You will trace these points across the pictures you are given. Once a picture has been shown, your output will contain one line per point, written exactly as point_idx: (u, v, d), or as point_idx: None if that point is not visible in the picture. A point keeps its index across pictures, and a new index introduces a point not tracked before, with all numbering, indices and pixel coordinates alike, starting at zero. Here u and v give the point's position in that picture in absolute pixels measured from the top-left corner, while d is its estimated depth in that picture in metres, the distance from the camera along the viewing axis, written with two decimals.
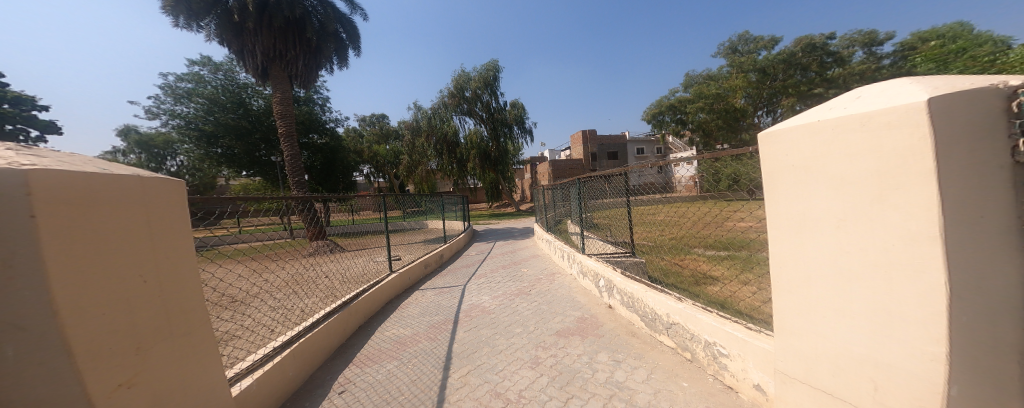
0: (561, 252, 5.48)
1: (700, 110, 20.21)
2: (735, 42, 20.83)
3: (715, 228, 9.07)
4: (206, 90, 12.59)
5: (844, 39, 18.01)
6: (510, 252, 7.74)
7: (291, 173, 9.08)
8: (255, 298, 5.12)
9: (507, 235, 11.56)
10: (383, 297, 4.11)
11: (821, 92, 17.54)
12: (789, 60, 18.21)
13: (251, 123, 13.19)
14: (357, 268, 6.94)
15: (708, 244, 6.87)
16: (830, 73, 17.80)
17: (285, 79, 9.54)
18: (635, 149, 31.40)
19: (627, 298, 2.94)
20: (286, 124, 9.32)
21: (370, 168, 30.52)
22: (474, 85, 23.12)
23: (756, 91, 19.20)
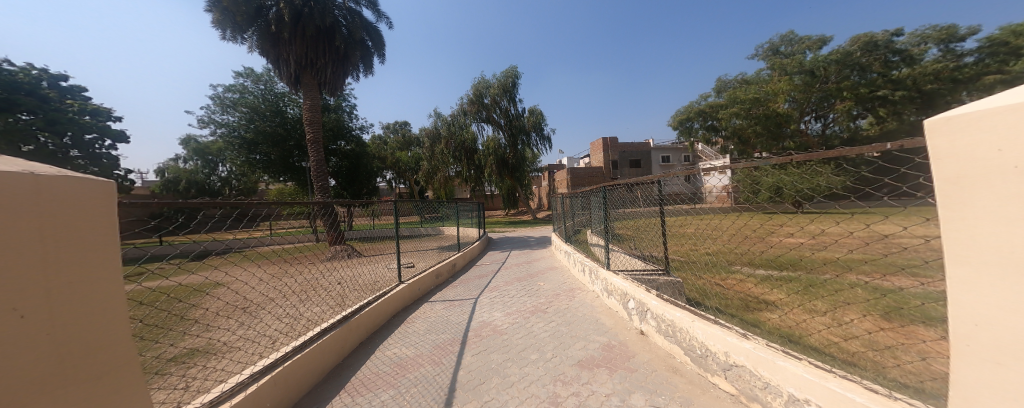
0: (580, 266, 5.02)
1: (735, 116, 19.15)
2: (777, 42, 19.73)
3: (752, 243, 8.30)
4: (250, 100, 13.06)
5: (915, 36, 16.74)
6: (527, 262, 7.33)
7: (315, 178, 9.15)
8: (267, 304, 5.02)
9: (524, 244, 11.19)
10: (389, 310, 3.84)
11: (887, 94, 16.33)
12: (848, 60, 16.90)
13: (288, 130, 13.66)
14: (371, 274, 6.81)
15: (746, 260, 6.20)
16: (894, 74, 16.65)
17: (315, 86, 9.69)
18: (660, 157, 30.27)
19: (664, 325, 2.43)
20: (314, 130, 9.44)
21: (393, 174, 31.11)
22: (494, 91, 23.21)
23: (804, 94, 17.97)
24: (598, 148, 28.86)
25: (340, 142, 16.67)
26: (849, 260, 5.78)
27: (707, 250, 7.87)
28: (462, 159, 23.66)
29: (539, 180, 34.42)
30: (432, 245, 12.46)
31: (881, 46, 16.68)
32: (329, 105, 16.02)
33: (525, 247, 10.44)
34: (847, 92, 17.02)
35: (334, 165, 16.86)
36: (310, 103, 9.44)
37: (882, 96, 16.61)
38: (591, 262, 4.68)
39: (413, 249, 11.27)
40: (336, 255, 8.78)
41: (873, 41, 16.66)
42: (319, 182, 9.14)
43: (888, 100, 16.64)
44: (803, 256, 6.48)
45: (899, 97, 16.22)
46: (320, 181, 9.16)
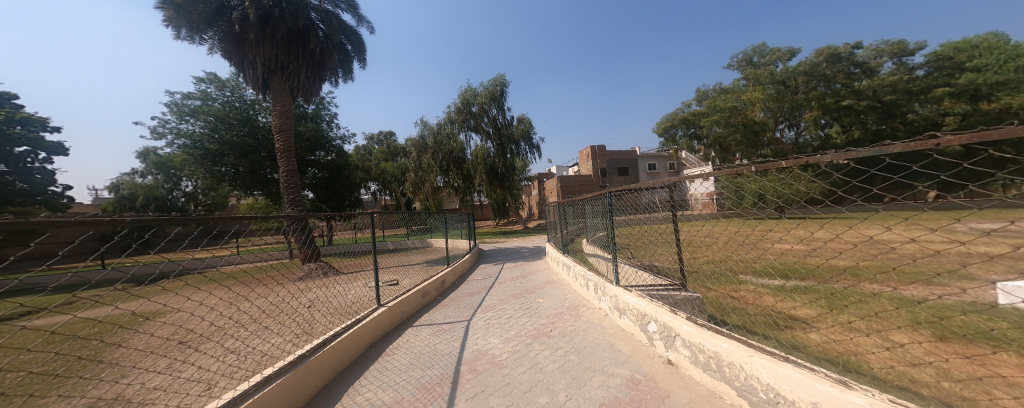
0: (583, 281, 4.57)
1: (715, 123, 19.59)
2: (750, 53, 20.55)
3: (748, 250, 8.13)
4: (211, 107, 12.16)
5: (872, 50, 17.50)
6: (521, 275, 6.83)
7: (286, 190, 8.40)
8: (221, 335, 4.36)
9: (517, 255, 10.66)
10: (365, 340, 3.28)
11: (850, 104, 16.62)
12: (809, 73, 17.58)
13: (258, 140, 12.79)
14: (349, 294, 6.17)
15: (751, 269, 5.93)
16: (857, 85, 17.18)
17: (286, 91, 8.98)
18: (646, 165, 30.67)
19: (704, 357, 1.98)
20: (285, 138, 8.71)
21: (376, 185, 30.12)
22: (480, 100, 22.94)
23: (778, 104, 18.38)
24: (587, 157, 28.96)
25: (319, 151, 15.82)
26: (855, 268, 5.58)
27: (706, 259, 7.63)
28: (451, 170, 23.10)
29: (527, 189, 34.13)
30: (418, 259, 11.75)
31: (843, 58, 17.20)
32: (306, 113, 15.23)
33: (517, 258, 9.94)
34: (818, 102, 17.27)
35: (312, 177, 15.94)
36: (281, 109, 8.73)
37: (847, 106, 16.94)
38: (594, 276, 4.27)
39: (399, 264, 10.54)
40: (310, 274, 7.99)
41: (833, 54, 17.14)
42: (291, 194, 8.41)
43: (853, 110, 16.96)
44: (804, 262, 6.29)
45: (863, 107, 16.55)
46: (292, 193, 8.44)
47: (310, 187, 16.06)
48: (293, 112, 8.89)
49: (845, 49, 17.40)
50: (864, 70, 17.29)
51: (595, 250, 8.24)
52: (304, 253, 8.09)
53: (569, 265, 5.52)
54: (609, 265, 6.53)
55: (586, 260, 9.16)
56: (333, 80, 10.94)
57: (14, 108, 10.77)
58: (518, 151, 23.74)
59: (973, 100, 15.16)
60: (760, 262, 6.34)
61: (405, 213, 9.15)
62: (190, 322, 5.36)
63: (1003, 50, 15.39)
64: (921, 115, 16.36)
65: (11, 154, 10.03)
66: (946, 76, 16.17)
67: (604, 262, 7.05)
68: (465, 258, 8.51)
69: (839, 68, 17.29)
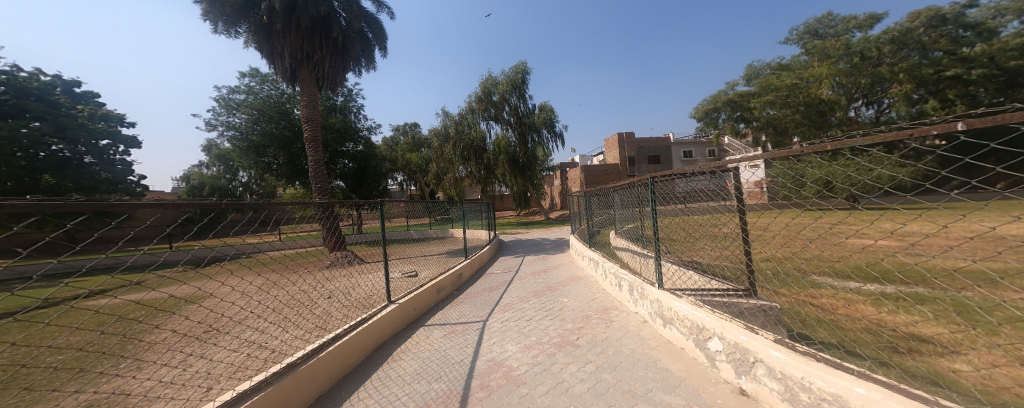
0: (614, 279, 3.96)
1: (770, 104, 17.44)
2: (815, 24, 17.90)
3: (813, 247, 6.99)
4: (255, 101, 12.72)
5: (987, 8, 14.55)
6: (543, 270, 6.31)
7: (313, 179, 8.48)
8: (242, 325, 4.30)
9: (539, 247, 10.18)
10: (370, 342, 2.95)
11: (959, 73, 14.04)
12: (906, 38, 14.89)
13: (296, 132, 13.27)
14: (368, 285, 6.06)
15: (820, 270, 4.99)
16: (961, 52, 14.43)
17: (313, 82, 9.04)
18: (682, 152, 28.64)
19: (809, 395, 1.33)
20: (312, 127, 8.76)
21: (403, 176, 30.86)
22: (502, 88, 22.40)
23: (853, 78, 15.88)
24: (612, 145, 26.81)
25: (350, 143, 16.22)
26: (971, 273, 4.46)
27: (753, 256, 6.68)
28: (470, 159, 22.86)
29: (553, 179, 33.20)
30: (442, 249, 11.65)
31: (947, 19, 14.57)
32: (336, 105, 15.59)
33: (540, 250, 9.47)
34: (909, 73, 14.70)
35: (343, 167, 16.45)
36: (308, 99, 8.78)
37: (955, 76, 14.32)
38: (629, 273, 3.68)
39: (421, 254, 10.49)
40: (336, 262, 8.06)
41: (938, 15, 14.59)
42: (318, 183, 8.50)
43: (965, 82, 14.35)
44: (888, 262, 5.22)
45: (976, 77, 13.94)
46: (317, 182, 8.49)
47: (341, 177, 16.59)
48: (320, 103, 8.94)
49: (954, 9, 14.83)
50: (986, 30, 14.49)
51: (626, 244, 7.50)
52: (331, 241, 8.13)
53: (597, 260, 4.94)
54: (645, 260, 5.83)
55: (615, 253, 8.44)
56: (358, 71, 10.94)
57: (96, 104, 11.76)
58: (540, 140, 23.14)
59: None
60: (833, 261, 5.31)
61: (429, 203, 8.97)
62: (218, 308, 5.44)
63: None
64: None
65: (94, 148, 11.02)
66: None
67: (639, 257, 6.34)
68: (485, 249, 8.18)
69: (947, 29, 14.69)
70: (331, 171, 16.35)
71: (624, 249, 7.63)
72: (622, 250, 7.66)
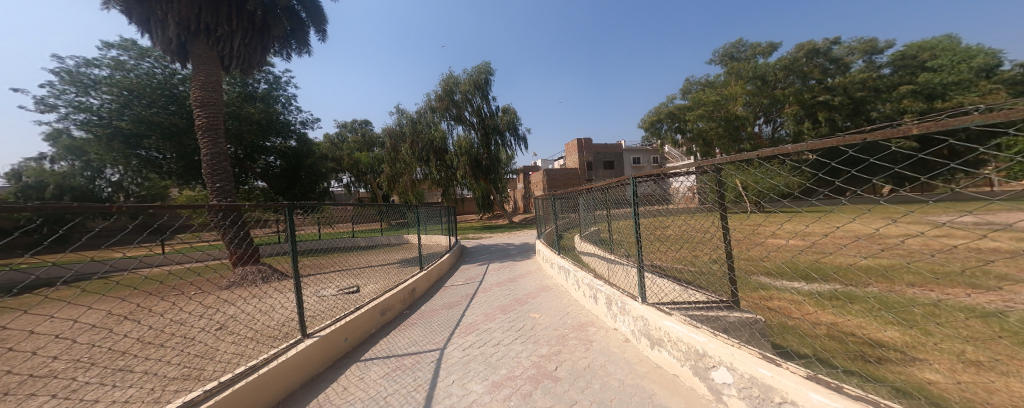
0: (590, 291, 3.67)
1: (700, 118, 19.60)
2: (730, 48, 20.65)
3: (748, 247, 7.71)
4: (126, 79, 10.08)
5: (846, 46, 18.31)
6: (509, 279, 5.89)
7: (208, 178, 6.83)
8: (62, 374, 3.10)
9: (503, 253, 9.71)
10: (265, 396, 2.22)
11: (827, 99, 17.28)
12: (793, 67, 18.10)
13: (191, 120, 10.88)
14: (288, 308, 4.92)
15: (760, 270, 5.40)
16: (827, 82, 17.83)
17: (215, 60, 7.32)
18: (631, 158, 30.66)
19: None
20: (205, 114, 6.99)
21: (351, 176, 28.16)
22: (464, 88, 21.53)
23: (759, 98, 18.66)
24: (572, 150, 28.40)
25: (275, 138, 13.74)
26: (875, 267, 5.19)
27: (703, 258, 7.09)
28: (430, 160, 21.70)
29: (511, 182, 33.16)
30: (399, 257, 10.51)
31: (820, 53, 17.98)
32: (255, 93, 12.90)
33: (502, 256, 9.00)
34: (798, 96, 17.67)
35: (265, 165, 14.00)
36: (203, 79, 7.05)
37: (825, 101, 17.70)
38: (605, 285, 3.45)
39: (366, 264, 9.22)
40: (249, 278, 6.59)
41: (813, 49, 17.93)
42: (216, 183, 6.84)
43: (830, 106, 17.75)
44: (807, 259, 5.89)
45: (839, 102, 17.28)
46: (213, 183, 6.83)
47: (262, 177, 14.07)
48: (221, 85, 7.27)
49: (825, 44, 18.29)
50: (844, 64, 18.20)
51: (596, 249, 7.49)
52: (239, 254, 6.59)
53: (567, 270, 4.66)
54: (609, 266, 5.77)
55: (581, 258, 8.39)
56: (280, 54, 9.30)
57: None
58: (503, 143, 22.64)
59: (930, 99, 16.16)
60: (775, 262, 5.80)
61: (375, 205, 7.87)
62: (57, 341, 4.06)
63: (959, 51, 16.83)
64: (883, 113, 17.22)
65: None
66: (910, 74, 17.35)
67: (603, 263, 6.30)
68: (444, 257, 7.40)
69: (820, 62, 18.08)
70: (248, 170, 13.74)
71: (589, 254, 7.57)
72: (587, 256, 7.61)
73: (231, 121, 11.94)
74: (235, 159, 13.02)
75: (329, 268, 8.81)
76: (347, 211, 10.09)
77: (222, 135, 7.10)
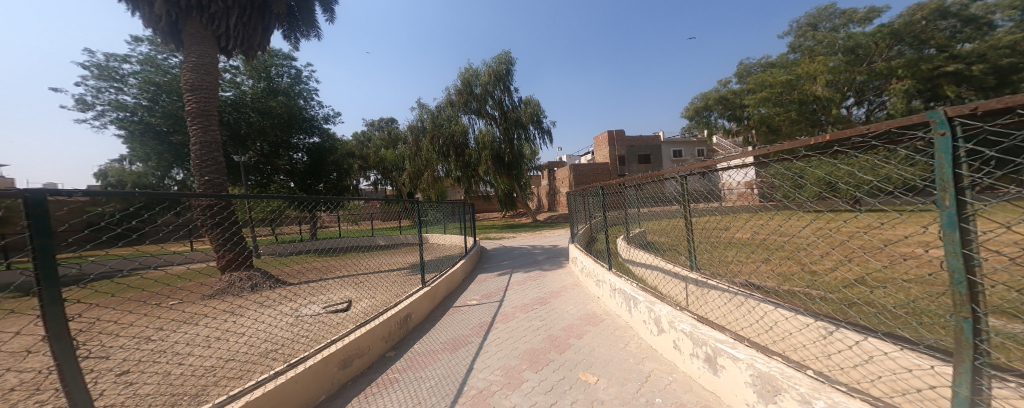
0: (689, 352, 2.02)
1: (764, 101, 16.95)
2: (818, 15, 17.24)
3: (884, 263, 5.55)
4: (153, 74, 9.90)
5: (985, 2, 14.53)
6: (540, 299, 4.38)
7: (196, 170, 6.07)
8: None
9: (531, 258, 8.15)
10: None
11: (958, 69, 13.74)
12: (904, 33, 14.74)
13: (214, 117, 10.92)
14: (251, 332, 3.77)
15: (950, 306, 3.46)
16: (956, 49, 14.24)
17: (210, 40, 6.49)
18: (670, 152, 27.95)
19: None
20: (195, 98, 6.15)
21: (378, 174, 28.41)
22: (484, 80, 20.36)
23: (857, 72, 15.34)
24: (601, 143, 26.03)
25: (298, 134, 13.28)
26: None
27: (804, 272, 5.13)
28: (450, 156, 20.82)
29: (538, 179, 31.74)
30: (418, 259, 9.48)
31: (951, 13, 14.32)
32: (279, 86, 12.43)
33: (530, 263, 7.45)
34: (923, 66, 14.12)
35: (290, 161, 13.73)
36: (194, 60, 6.26)
37: (954, 71, 14.04)
38: (733, 340, 1.80)
39: (377, 268, 8.16)
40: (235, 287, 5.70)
41: (941, 8, 14.30)
42: (204, 175, 6.08)
43: (965, 77, 14.17)
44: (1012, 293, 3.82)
45: (979, 72, 13.73)
46: (202, 175, 6.07)
47: (286, 174, 14.00)
48: (215, 67, 6.48)
49: (955, 1, 14.50)
50: (980, 25, 14.47)
51: (646, 253, 5.82)
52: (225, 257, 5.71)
53: (626, 298, 3.02)
54: (687, 286, 4.04)
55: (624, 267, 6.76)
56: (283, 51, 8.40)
57: None
58: (527, 137, 21.18)
59: None
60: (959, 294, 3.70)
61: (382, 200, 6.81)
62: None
63: None
64: None
65: None
66: None
67: (669, 275, 4.62)
68: (458, 267, 6.00)
69: (948, 24, 14.45)
70: (276, 166, 13.66)
71: (642, 263, 5.87)
72: (640, 267, 5.89)
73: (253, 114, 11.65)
74: (264, 155, 13.01)
75: (334, 272, 7.89)
76: (373, 207, 9.37)
77: (215, 122, 6.32)
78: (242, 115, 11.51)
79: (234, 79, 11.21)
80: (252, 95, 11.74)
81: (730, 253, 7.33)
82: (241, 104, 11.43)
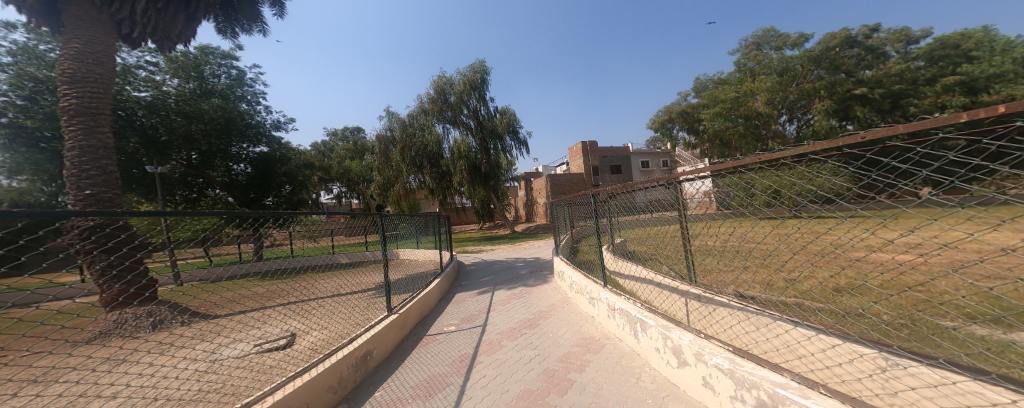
0: (733, 391, 1.63)
1: (716, 116, 18.24)
2: (762, 37, 18.65)
3: (851, 269, 5.68)
4: (30, 67, 8.41)
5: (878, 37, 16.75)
6: (529, 323, 3.87)
7: (69, 177, 5.25)
8: None
9: (513, 273, 7.60)
10: None
11: (863, 92, 15.61)
12: (823, 58, 16.46)
13: (123, 121, 9.30)
14: (143, 394, 2.87)
15: (947, 312, 3.39)
16: (860, 75, 16.10)
17: (109, 28, 5.87)
18: (638, 162, 29.09)
19: None
20: (74, 92, 5.37)
21: (341, 186, 26.58)
22: (459, 89, 19.95)
23: (786, 93, 16.88)
24: (577, 153, 26.70)
25: (238, 142, 11.78)
26: None
27: (787, 280, 5.09)
28: (424, 167, 19.99)
29: (513, 190, 31.55)
30: (390, 278, 8.55)
31: (857, 42, 16.28)
32: (212, 88, 11.20)
33: (513, 278, 6.90)
34: (835, 89, 15.95)
35: (227, 172, 12.17)
36: (78, 47, 5.48)
37: (857, 95, 15.91)
38: (799, 385, 1.42)
39: (337, 291, 7.18)
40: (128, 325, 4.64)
41: (848, 38, 16.18)
42: (85, 189, 5.27)
43: (868, 100, 16.04)
44: (985, 293, 3.91)
45: (878, 96, 15.62)
46: (81, 188, 5.25)
47: (224, 188, 12.40)
48: (110, 57, 5.75)
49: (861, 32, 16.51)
50: (880, 54, 16.54)
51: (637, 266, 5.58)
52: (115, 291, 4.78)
53: (630, 320, 2.70)
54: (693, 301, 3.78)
55: (617, 281, 6.49)
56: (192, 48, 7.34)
57: None
58: (503, 148, 20.88)
59: (972, 93, 15.01)
60: (949, 298, 3.69)
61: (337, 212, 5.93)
62: None
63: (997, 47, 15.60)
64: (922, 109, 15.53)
65: None
66: (951, 65, 15.84)
67: (670, 289, 4.42)
68: (433, 287, 5.33)
69: (855, 52, 16.38)
70: (208, 178, 12.01)
71: (635, 275, 5.60)
72: (633, 281, 5.62)
73: (177, 117, 10.06)
74: (190, 166, 11.31)
75: (278, 297, 6.83)
76: (338, 222, 8.47)
77: (104, 123, 5.58)
78: (162, 119, 9.85)
79: (152, 77, 9.83)
80: (177, 97, 10.29)
81: (712, 262, 7.31)
82: (161, 106, 9.83)
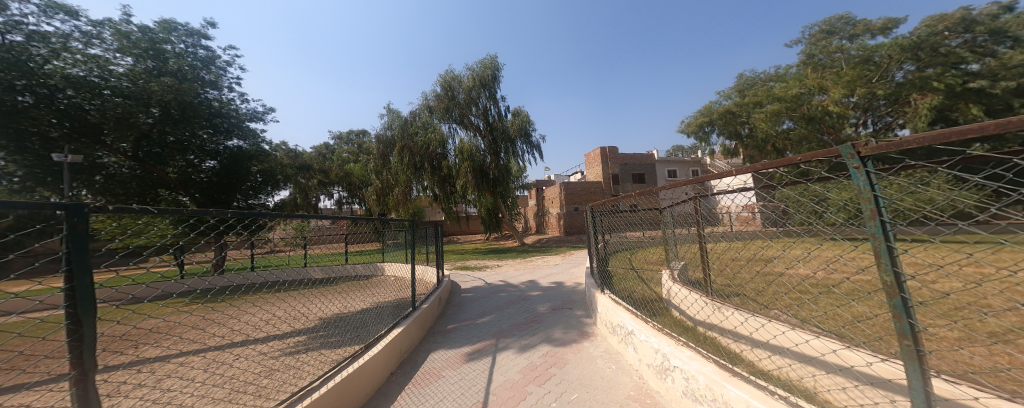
0: None
1: (773, 115, 15.53)
2: (832, 22, 16.09)
3: None
4: None
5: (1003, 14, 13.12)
6: None
7: None
8: None
9: (526, 311, 4.83)
10: None
11: (985, 85, 12.32)
12: (922, 46, 13.37)
13: (37, 100, 7.20)
14: None
15: None
16: (969, 67, 13.08)
17: None
18: (665, 171, 26.25)
19: None
20: None
21: (342, 190, 24.64)
22: (468, 85, 17.93)
23: (865, 88, 13.99)
24: (594, 160, 24.22)
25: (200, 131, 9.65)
26: None
27: None
28: (424, 170, 17.86)
29: (526, 199, 29.19)
30: (351, 306, 5.89)
31: (975, 24, 12.92)
32: (170, 67, 9.08)
33: (528, 324, 4.16)
34: (936, 83, 12.83)
35: (189, 166, 10.12)
36: None
37: (978, 88, 12.63)
38: None
39: (248, 333, 4.58)
40: None
41: (967, 18, 12.90)
42: None
43: (984, 95, 12.75)
44: None
45: (1002, 90, 12.22)
46: None
47: (182, 187, 10.27)
48: None
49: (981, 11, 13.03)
50: (1009, 39, 13.05)
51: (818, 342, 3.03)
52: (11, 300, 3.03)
53: None
54: None
55: (721, 340, 3.84)
56: None
57: None
58: (514, 152, 18.54)
59: None
60: None
61: (272, 215, 3.34)
62: None
63: None
64: None
65: None
66: None
67: None
68: (367, 361, 2.66)
69: (963, 39, 13.13)
70: (161, 176, 9.89)
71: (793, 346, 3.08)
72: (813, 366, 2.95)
73: (119, 100, 7.97)
74: (137, 160, 9.15)
75: (169, 348, 4.41)
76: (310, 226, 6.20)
77: None
78: (99, 101, 7.75)
79: (91, 54, 7.87)
80: (126, 77, 8.24)
81: (858, 319, 4.38)
82: (93, 84, 7.66)
